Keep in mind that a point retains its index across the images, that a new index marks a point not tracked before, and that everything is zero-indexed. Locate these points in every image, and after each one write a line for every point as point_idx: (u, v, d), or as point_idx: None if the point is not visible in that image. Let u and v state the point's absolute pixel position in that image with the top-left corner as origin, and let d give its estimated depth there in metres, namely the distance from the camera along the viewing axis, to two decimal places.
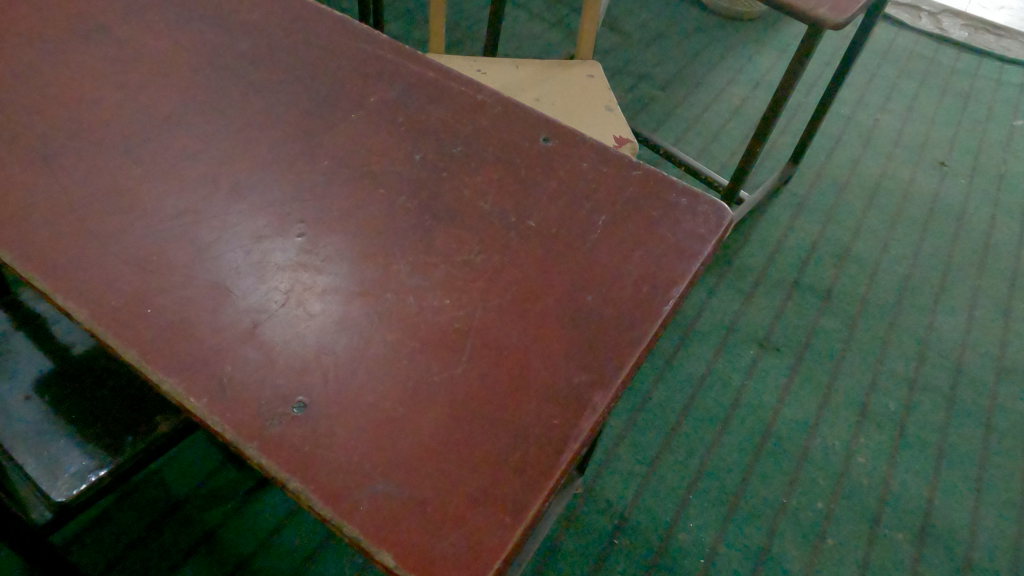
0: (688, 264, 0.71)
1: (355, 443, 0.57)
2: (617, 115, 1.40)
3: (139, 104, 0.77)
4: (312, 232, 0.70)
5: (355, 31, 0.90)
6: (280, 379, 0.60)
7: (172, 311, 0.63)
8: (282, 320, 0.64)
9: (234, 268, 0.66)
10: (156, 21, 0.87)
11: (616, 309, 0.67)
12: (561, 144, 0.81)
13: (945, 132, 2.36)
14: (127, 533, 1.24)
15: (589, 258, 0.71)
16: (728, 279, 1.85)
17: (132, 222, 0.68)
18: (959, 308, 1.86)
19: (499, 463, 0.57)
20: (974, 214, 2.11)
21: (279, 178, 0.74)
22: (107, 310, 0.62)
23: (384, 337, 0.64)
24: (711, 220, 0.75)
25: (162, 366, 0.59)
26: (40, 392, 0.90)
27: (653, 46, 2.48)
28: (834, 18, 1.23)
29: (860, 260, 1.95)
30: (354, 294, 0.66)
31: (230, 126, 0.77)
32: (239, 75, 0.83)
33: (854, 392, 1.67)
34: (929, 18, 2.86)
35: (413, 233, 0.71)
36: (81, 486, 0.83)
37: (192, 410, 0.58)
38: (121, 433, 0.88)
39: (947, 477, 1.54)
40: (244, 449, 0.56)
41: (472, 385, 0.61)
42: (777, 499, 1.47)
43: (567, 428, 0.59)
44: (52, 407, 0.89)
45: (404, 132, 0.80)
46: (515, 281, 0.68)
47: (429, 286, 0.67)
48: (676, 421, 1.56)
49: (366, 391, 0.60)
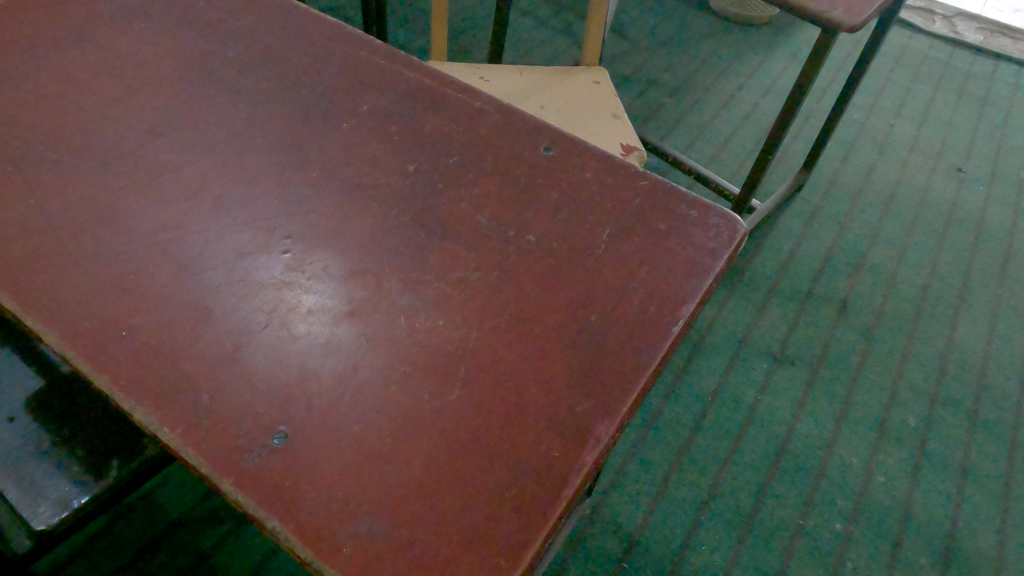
0: (699, 281, 0.66)
1: (337, 478, 0.53)
2: (624, 121, 1.36)
3: (122, 114, 0.74)
4: (299, 248, 0.66)
5: (347, 36, 0.86)
6: (261, 406, 0.56)
7: (148, 334, 0.59)
8: (265, 343, 0.60)
9: (216, 287, 0.63)
10: (144, 28, 0.84)
11: (620, 330, 0.62)
12: (563, 154, 0.77)
13: (962, 137, 2.30)
14: (118, 557, 1.21)
15: (592, 274, 0.66)
16: (739, 290, 1.81)
17: (110, 238, 0.64)
18: (980, 320, 1.80)
19: (496, 500, 0.52)
20: (993, 222, 2.05)
21: (266, 191, 0.70)
22: (78, 333, 0.58)
23: (372, 362, 0.59)
24: (723, 233, 0.71)
25: (134, 394, 0.56)
26: (30, 410, 0.86)
27: (661, 52, 2.44)
28: (849, 21, 1.18)
29: (876, 269, 1.89)
30: (341, 315, 0.62)
31: (215, 137, 0.74)
32: (225, 82, 0.79)
33: (872, 406, 1.61)
34: (943, 21, 2.80)
35: (405, 249, 0.67)
36: (63, 513, 0.80)
37: (165, 442, 0.54)
38: (108, 456, 0.84)
39: (971, 497, 1.47)
40: (219, 484, 0.52)
41: (467, 413, 0.57)
42: (794, 520, 1.41)
43: (569, 460, 0.55)
44: (38, 424, 0.85)
45: (397, 142, 0.76)
46: (513, 301, 0.64)
47: (420, 305, 0.63)
48: (685, 439, 1.51)
49: (351, 420, 0.56)
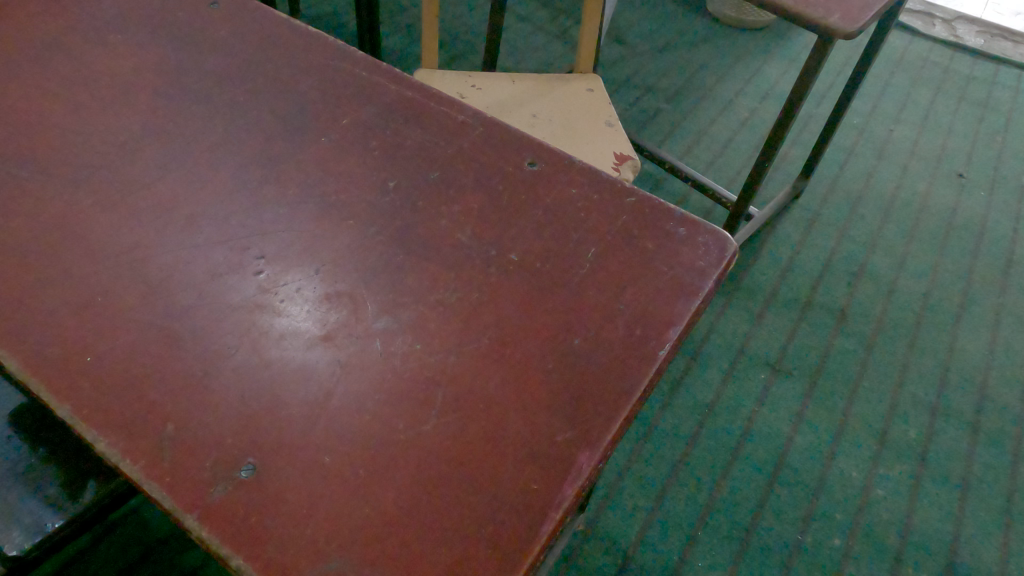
0: (686, 302, 0.64)
1: (306, 512, 0.50)
2: (618, 130, 1.34)
3: (95, 129, 0.72)
4: (273, 268, 0.64)
5: (329, 47, 0.84)
6: (228, 436, 0.54)
7: (114, 361, 0.57)
8: (235, 368, 0.58)
9: (186, 309, 0.60)
10: (121, 39, 0.82)
11: (605, 353, 0.60)
12: (548, 169, 0.74)
13: (963, 142, 2.28)
14: (110, 566, 1.20)
15: (576, 294, 0.64)
16: (737, 298, 1.78)
17: (78, 259, 0.62)
18: (982, 328, 1.77)
19: (473, 537, 0.50)
20: (994, 229, 2.03)
21: (241, 208, 0.68)
22: (42, 359, 0.56)
23: (346, 390, 0.57)
24: (712, 251, 0.68)
25: (97, 423, 0.53)
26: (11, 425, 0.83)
27: (658, 58, 2.42)
28: (845, 27, 1.16)
29: (876, 277, 1.87)
30: (316, 338, 0.60)
31: (190, 152, 0.72)
32: (202, 95, 0.77)
33: (872, 417, 1.58)
34: (943, 25, 2.78)
35: (382, 268, 0.65)
36: (36, 538, 0.77)
37: (128, 475, 0.52)
38: (84, 476, 0.81)
39: (973, 511, 1.44)
40: (183, 520, 0.50)
41: (443, 443, 0.54)
42: (793, 535, 1.38)
43: (549, 492, 0.52)
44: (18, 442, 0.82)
45: (378, 157, 0.74)
46: (494, 324, 0.62)
47: (397, 328, 0.61)
48: (682, 453, 1.48)
49: (322, 450, 0.54)
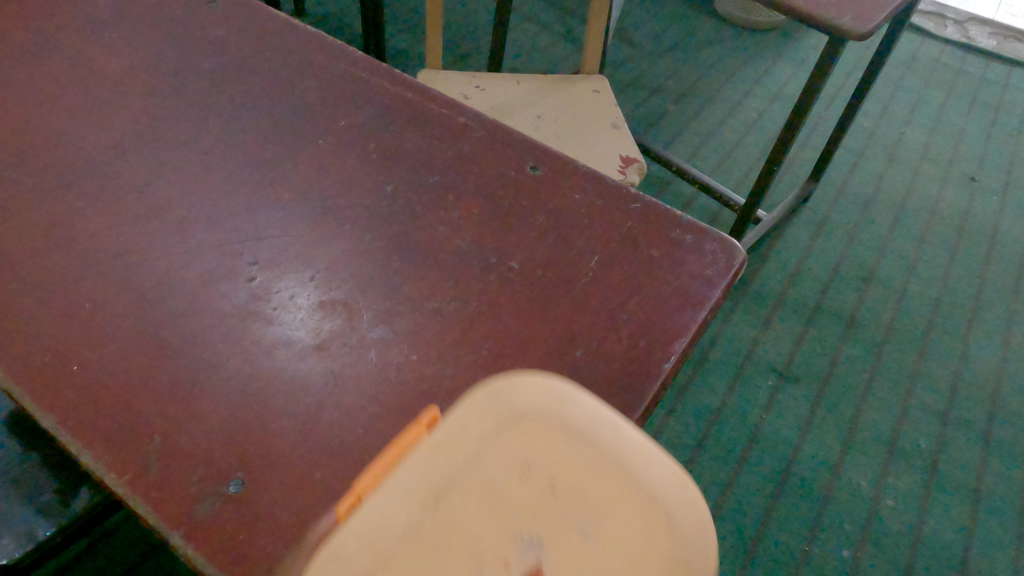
0: (692, 313, 0.62)
1: (295, 532, 0.48)
2: (623, 131, 1.31)
3: (87, 130, 0.71)
4: (267, 274, 0.62)
5: (328, 46, 0.83)
6: (217, 449, 0.52)
7: (101, 369, 0.55)
8: (227, 378, 0.56)
9: (174, 317, 0.59)
10: (118, 38, 0.80)
11: (609, 365, 0.58)
12: (551, 173, 0.72)
13: (974, 145, 2.24)
14: (111, 567, 1.20)
15: (578, 303, 0.62)
16: (744, 303, 1.75)
17: (67, 263, 0.61)
18: (994, 335, 1.74)
19: None
20: (1007, 234, 1.99)
21: (235, 212, 0.66)
22: (27, 367, 0.54)
23: (340, 403, 0.55)
24: (720, 260, 0.66)
25: (82, 433, 0.52)
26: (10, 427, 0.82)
27: (666, 59, 2.40)
28: (856, 28, 1.13)
29: (886, 282, 1.84)
30: (309, 349, 0.58)
31: (184, 154, 0.70)
32: (198, 96, 0.76)
33: (881, 426, 1.55)
34: (955, 26, 2.74)
35: (380, 275, 0.63)
36: (26, 546, 0.74)
37: (111, 488, 0.50)
38: (79, 482, 0.79)
39: (984, 523, 1.41)
40: (168, 537, 0.48)
41: None
42: (799, 545, 1.36)
43: None
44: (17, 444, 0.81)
45: (376, 161, 0.72)
46: (493, 334, 0.60)
47: (392, 338, 0.59)
48: (687, 460, 1.45)
49: (314, 466, 0.52)
